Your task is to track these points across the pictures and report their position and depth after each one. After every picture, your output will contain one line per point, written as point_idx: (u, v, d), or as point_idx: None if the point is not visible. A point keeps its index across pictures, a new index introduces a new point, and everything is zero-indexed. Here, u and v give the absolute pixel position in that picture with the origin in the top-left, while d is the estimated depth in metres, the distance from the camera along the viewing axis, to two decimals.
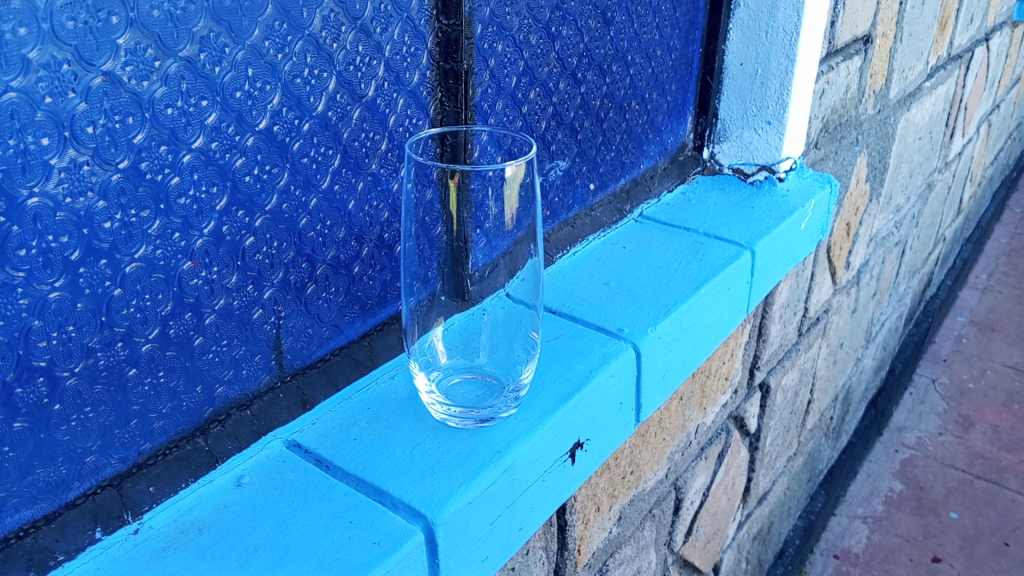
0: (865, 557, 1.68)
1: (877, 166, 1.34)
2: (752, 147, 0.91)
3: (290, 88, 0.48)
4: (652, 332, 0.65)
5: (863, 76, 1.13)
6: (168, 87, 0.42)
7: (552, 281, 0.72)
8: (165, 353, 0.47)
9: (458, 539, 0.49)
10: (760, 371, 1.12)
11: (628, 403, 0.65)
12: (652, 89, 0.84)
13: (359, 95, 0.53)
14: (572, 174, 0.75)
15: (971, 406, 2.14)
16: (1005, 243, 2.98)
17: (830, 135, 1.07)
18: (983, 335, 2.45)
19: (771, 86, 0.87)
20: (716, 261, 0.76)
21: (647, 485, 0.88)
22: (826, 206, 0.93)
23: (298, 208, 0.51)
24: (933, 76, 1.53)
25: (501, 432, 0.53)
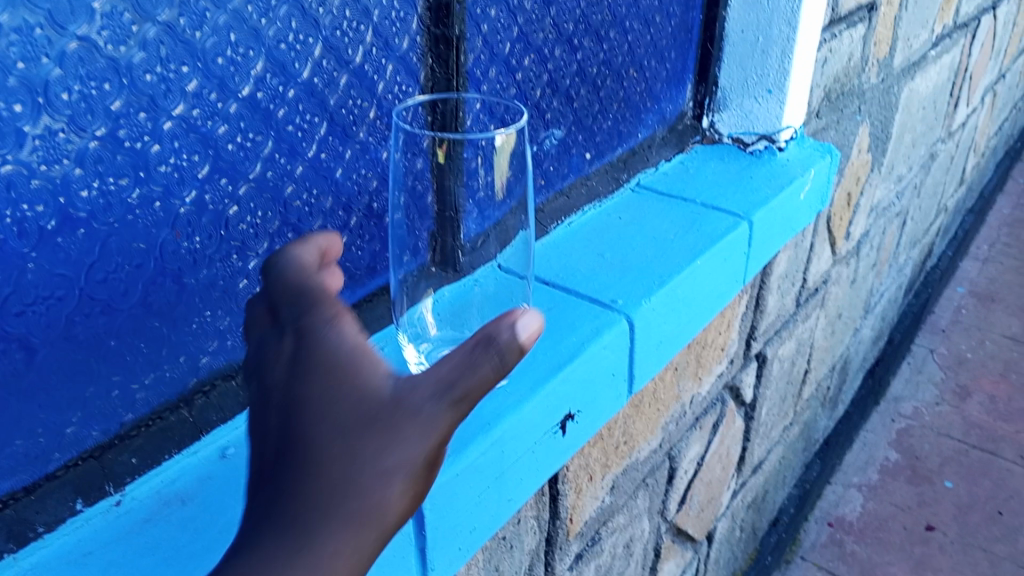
0: (859, 525, 1.69)
1: (879, 135, 1.33)
2: (752, 116, 0.89)
3: (274, 54, 0.47)
4: (646, 304, 0.64)
5: (867, 44, 1.11)
6: (146, 52, 0.41)
7: (545, 251, 0.71)
8: (147, 324, 0.46)
9: (445, 510, 0.49)
10: (756, 341, 1.12)
11: (620, 374, 0.64)
12: (651, 56, 0.82)
13: (347, 61, 0.51)
14: (568, 143, 0.74)
15: (968, 376, 2.13)
16: (1007, 212, 2.96)
17: (832, 105, 1.06)
18: (984, 305, 2.44)
19: (772, 54, 0.86)
20: (713, 231, 0.75)
21: (640, 455, 0.88)
22: (826, 177, 0.92)
23: (283, 177, 0.50)
24: (938, 45, 1.51)
25: (490, 404, 0.53)
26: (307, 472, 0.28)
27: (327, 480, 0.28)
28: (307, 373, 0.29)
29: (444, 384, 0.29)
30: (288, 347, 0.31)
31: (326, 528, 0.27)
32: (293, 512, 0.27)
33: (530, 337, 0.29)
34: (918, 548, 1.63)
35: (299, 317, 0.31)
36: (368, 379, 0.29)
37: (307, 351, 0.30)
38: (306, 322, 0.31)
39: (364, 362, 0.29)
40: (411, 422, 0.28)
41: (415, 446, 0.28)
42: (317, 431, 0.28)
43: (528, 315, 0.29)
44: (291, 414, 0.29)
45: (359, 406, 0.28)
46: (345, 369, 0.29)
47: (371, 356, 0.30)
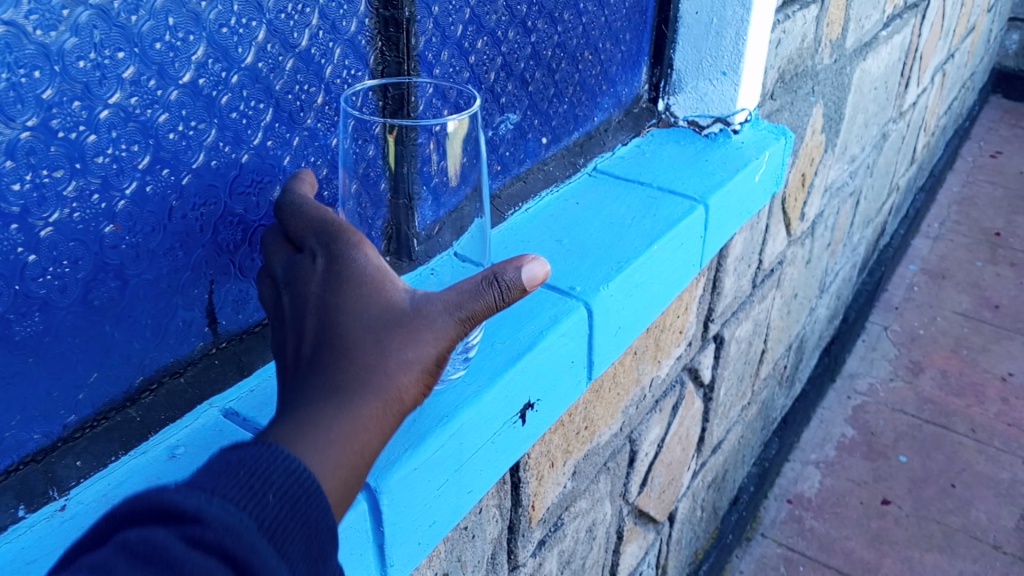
0: (818, 501, 1.71)
1: (833, 116, 1.33)
2: (707, 99, 0.89)
3: (215, 38, 0.45)
4: (604, 290, 0.63)
5: (820, 24, 1.11)
6: (79, 38, 0.39)
7: (502, 238, 0.70)
8: (88, 322, 0.44)
9: (405, 504, 0.48)
10: (714, 323, 1.12)
11: (579, 362, 0.63)
12: (606, 38, 0.81)
13: (292, 45, 0.50)
14: (523, 127, 0.73)
15: (921, 352, 2.17)
16: (956, 190, 3.01)
17: (786, 86, 1.06)
18: (935, 282, 2.48)
19: (726, 36, 0.85)
20: (670, 215, 0.74)
21: (601, 440, 0.87)
22: (781, 159, 0.92)
23: (228, 165, 0.49)
24: (889, 25, 1.52)
25: (448, 396, 0.52)
26: (342, 357, 0.38)
27: (360, 362, 0.38)
28: (337, 285, 0.39)
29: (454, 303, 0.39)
30: (317, 264, 0.41)
31: (359, 394, 0.37)
32: (337, 382, 0.38)
33: (535, 280, 0.38)
34: (875, 522, 1.65)
35: (326, 243, 0.41)
36: (390, 293, 0.39)
37: (338, 269, 0.40)
38: (336, 248, 0.41)
39: (385, 282, 0.40)
40: (425, 326, 0.38)
41: (427, 345, 0.38)
42: (347, 326, 0.38)
43: (535, 260, 0.38)
44: (326, 315, 0.39)
45: (384, 311, 0.39)
46: (369, 283, 0.39)
47: (389, 278, 0.40)
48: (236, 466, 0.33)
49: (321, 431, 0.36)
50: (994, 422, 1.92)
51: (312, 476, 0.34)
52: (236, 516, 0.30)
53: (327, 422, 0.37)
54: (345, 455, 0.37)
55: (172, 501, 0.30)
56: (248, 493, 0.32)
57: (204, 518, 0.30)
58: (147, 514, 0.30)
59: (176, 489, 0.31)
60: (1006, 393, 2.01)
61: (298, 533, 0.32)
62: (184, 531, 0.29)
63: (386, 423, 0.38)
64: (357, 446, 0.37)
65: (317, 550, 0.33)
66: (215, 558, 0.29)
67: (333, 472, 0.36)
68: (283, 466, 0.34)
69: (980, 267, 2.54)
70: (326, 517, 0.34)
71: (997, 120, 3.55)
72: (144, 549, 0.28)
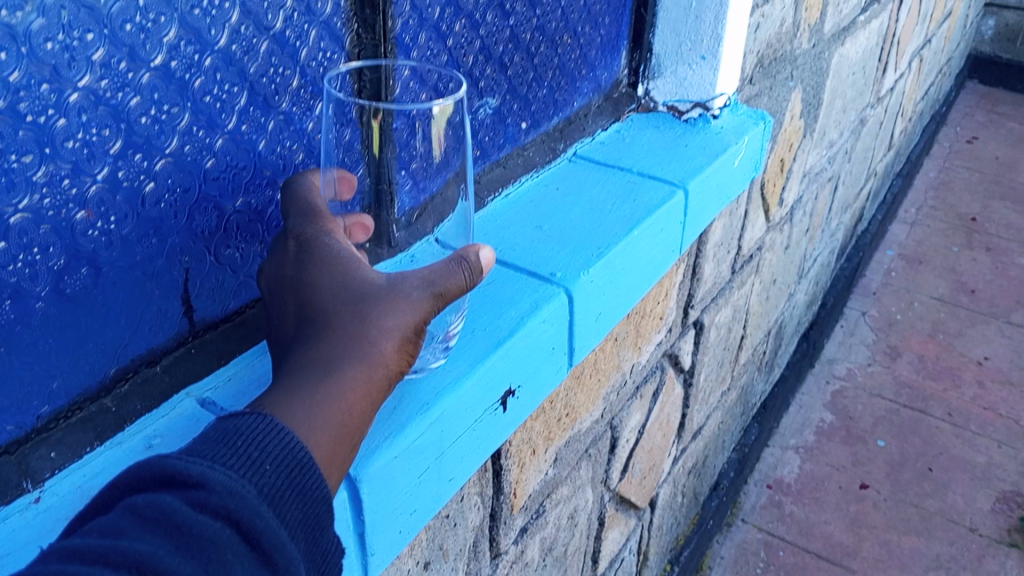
0: (797, 486, 1.72)
1: (811, 102, 1.33)
2: (687, 83, 0.89)
3: (187, 20, 0.44)
4: (584, 275, 0.63)
5: (798, 9, 1.11)
6: (46, 19, 0.38)
7: (482, 225, 0.69)
8: (58, 309, 0.44)
9: (385, 493, 0.47)
10: (694, 309, 1.12)
11: (561, 348, 0.63)
12: (585, 22, 0.81)
13: (266, 27, 0.49)
14: (502, 112, 0.72)
15: (899, 337, 2.18)
16: (933, 176, 3.03)
17: (764, 71, 1.06)
18: (912, 267, 2.49)
19: (704, 20, 0.85)
20: (650, 201, 0.74)
21: (583, 426, 0.87)
22: (759, 144, 0.92)
23: (202, 150, 0.48)
24: (867, 10, 1.52)
25: (429, 383, 0.52)
26: (323, 327, 0.40)
27: (341, 331, 0.40)
28: (311, 268, 0.42)
29: (428, 281, 0.42)
30: (295, 250, 0.44)
31: (342, 360, 0.39)
32: (320, 349, 0.40)
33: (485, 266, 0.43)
34: (854, 506, 1.67)
35: (301, 231, 0.44)
36: (366, 271, 0.42)
37: (314, 252, 0.43)
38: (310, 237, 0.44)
39: (358, 263, 0.42)
40: (402, 297, 0.41)
41: (405, 314, 0.40)
42: (325, 300, 0.41)
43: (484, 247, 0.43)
44: (304, 294, 0.41)
45: (360, 287, 0.41)
46: (345, 263, 0.42)
47: (361, 262, 0.43)
48: (231, 437, 0.35)
49: (307, 393, 0.38)
50: (970, 405, 1.94)
51: (305, 445, 0.37)
52: (237, 482, 0.33)
53: (313, 386, 0.38)
54: (330, 419, 0.38)
55: (174, 469, 0.32)
56: (246, 462, 0.34)
57: (207, 484, 0.32)
58: (152, 482, 0.32)
59: (177, 457, 0.33)
60: (982, 377, 2.03)
61: (295, 500, 0.35)
62: (189, 495, 0.31)
63: (372, 392, 0.40)
64: (342, 413, 0.39)
65: (313, 515, 0.36)
66: (220, 520, 0.31)
67: (319, 436, 0.38)
68: (278, 437, 0.36)
69: (956, 252, 2.56)
70: (320, 489, 0.37)
71: (972, 106, 3.58)
72: (151, 512, 0.30)
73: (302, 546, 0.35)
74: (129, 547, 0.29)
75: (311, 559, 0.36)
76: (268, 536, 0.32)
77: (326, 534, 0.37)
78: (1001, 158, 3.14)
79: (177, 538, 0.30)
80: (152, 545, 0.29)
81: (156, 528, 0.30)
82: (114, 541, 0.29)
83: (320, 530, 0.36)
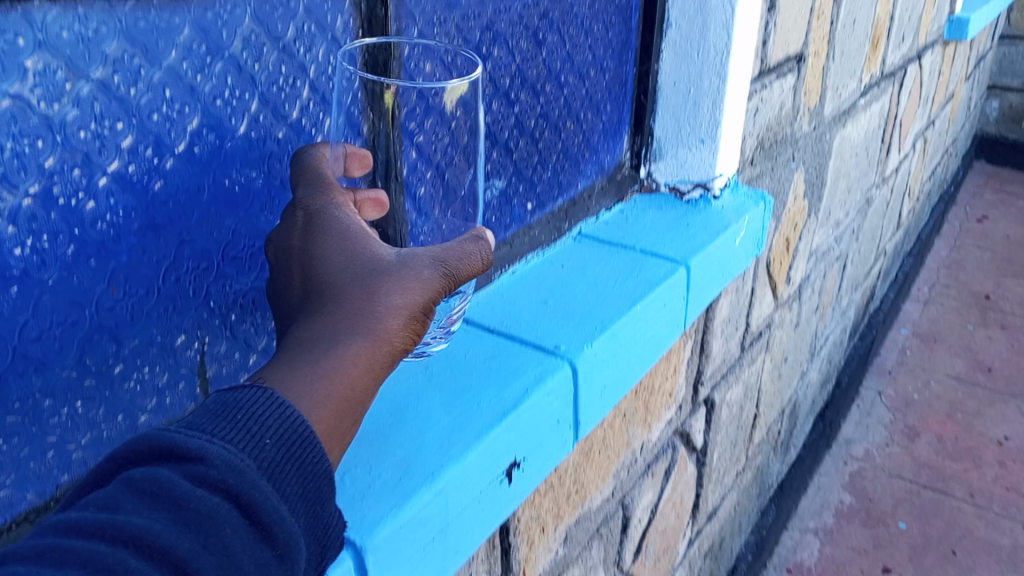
0: (817, 570, 1.70)
1: (814, 182, 1.37)
2: (687, 165, 0.92)
3: (210, 110, 0.47)
4: (588, 348, 0.65)
5: (797, 94, 1.15)
6: (80, 110, 0.41)
7: (488, 300, 0.72)
8: (81, 383, 0.46)
9: (389, 563, 0.48)
10: (703, 386, 1.13)
11: (565, 421, 0.65)
12: (587, 108, 0.84)
13: (283, 115, 0.52)
14: (508, 193, 0.75)
15: (916, 416, 2.17)
16: (944, 255, 3.04)
17: (765, 153, 1.09)
18: (927, 346, 2.49)
19: (703, 105, 0.88)
20: (652, 276, 0.76)
21: (593, 504, 0.88)
22: (760, 223, 0.94)
23: (220, 231, 0.50)
24: (867, 94, 1.57)
25: (434, 455, 0.53)
26: (331, 297, 0.42)
27: (349, 304, 0.41)
28: (319, 241, 0.44)
29: (435, 263, 0.44)
30: (304, 221, 0.46)
31: (347, 333, 0.41)
32: (327, 315, 0.41)
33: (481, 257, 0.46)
34: None
35: (310, 202, 0.46)
36: (374, 249, 0.44)
37: (323, 226, 0.45)
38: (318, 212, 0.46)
39: (365, 240, 0.45)
40: (411, 276, 0.43)
41: (412, 293, 0.42)
42: (333, 274, 0.43)
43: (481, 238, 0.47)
44: (314, 266, 0.43)
45: (368, 262, 0.43)
46: (354, 240, 0.44)
47: (368, 239, 0.45)
48: (232, 411, 0.36)
49: (311, 364, 0.39)
50: (992, 486, 1.92)
51: (306, 419, 0.38)
52: (236, 457, 0.33)
53: (317, 357, 0.40)
54: (334, 389, 0.39)
55: (173, 442, 0.33)
56: (244, 436, 0.35)
57: (206, 458, 0.33)
58: (150, 456, 0.33)
59: (175, 433, 0.34)
60: (1003, 457, 2.01)
61: (295, 474, 0.35)
62: (187, 469, 0.32)
63: (376, 365, 0.41)
64: (346, 380, 0.40)
65: (316, 487, 0.37)
66: (218, 494, 0.32)
67: (321, 406, 0.39)
68: (278, 411, 0.37)
69: (971, 331, 2.56)
70: (320, 463, 0.37)
71: (981, 185, 3.61)
72: (145, 486, 0.31)
73: (304, 520, 0.36)
74: (127, 521, 0.30)
75: (312, 531, 0.36)
76: (267, 512, 0.33)
77: (327, 507, 0.37)
78: (1012, 236, 3.16)
79: (176, 513, 0.31)
80: (149, 521, 0.30)
81: (154, 503, 0.31)
82: (111, 516, 0.30)
83: (321, 503, 0.37)
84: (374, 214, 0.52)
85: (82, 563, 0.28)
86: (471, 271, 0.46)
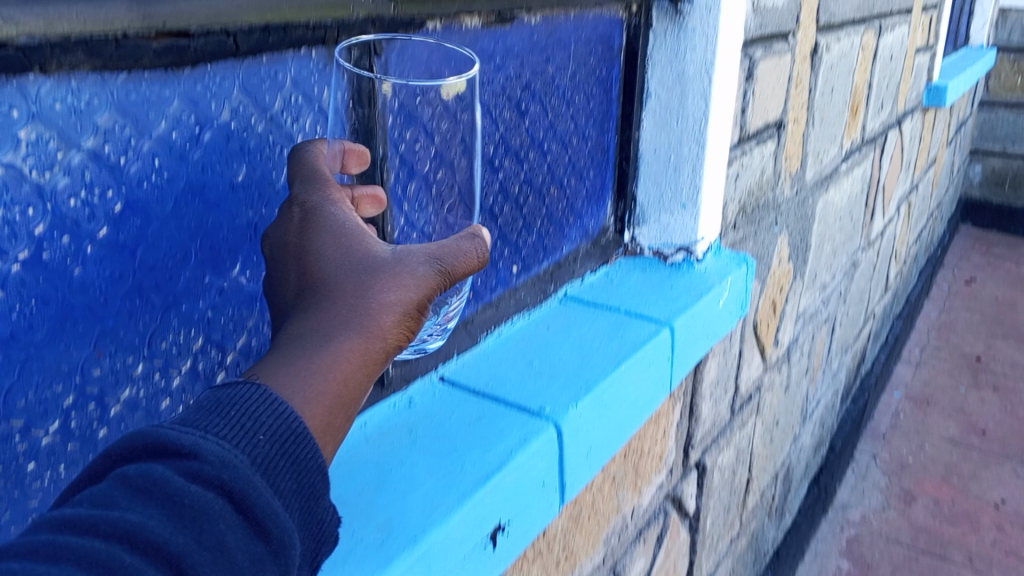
0: None
1: (799, 245, 1.39)
2: (670, 230, 0.93)
3: (198, 178, 0.49)
4: (572, 409, 0.66)
5: (778, 160, 1.17)
6: (70, 179, 0.42)
7: (473, 363, 0.72)
8: (65, 447, 0.46)
9: None
10: (694, 450, 1.14)
11: (551, 483, 0.65)
12: (571, 175, 0.86)
13: (270, 182, 0.54)
14: (494, 257, 0.76)
15: (912, 480, 2.16)
16: (934, 317, 3.06)
17: (748, 217, 1.11)
18: (920, 409, 2.49)
19: (683, 172, 0.90)
20: (636, 338, 0.77)
21: (585, 570, 0.87)
22: (743, 285, 0.96)
23: (205, 295, 0.52)
24: (848, 159, 1.60)
25: (417, 518, 0.53)
26: (327, 290, 0.41)
27: (344, 298, 0.40)
28: (315, 236, 0.43)
29: (433, 258, 0.43)
30: (300, 216, 0.45)
31: (341, 329, 0.40)
32: (321, 309, 0.40)
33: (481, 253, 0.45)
34: None
35: (306, 198, 0.46)
36: (370, 243, 0.43)
37: (319, 221, 0.44)
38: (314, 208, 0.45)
39: (363, 235, 0.44)
40: (408, 272, 0.41)
41: (409, 288, 0.41)
42: (329, 268, 0.42)
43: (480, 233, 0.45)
44: (310, 260, 0.43)
45: (365, 257, 0.42)
46: (349, 235, 0.43)
47: (365, 233, 0.44)
48: (226, 407, 0.35)
49: (304, 360, 0.38)
50: (991, 550, 1.91)
51: (300, 414, 0.37)
52: (230, 454, 0.33)
53: (311, 353, 0.39)
54: (328, 384, 0.38)
55: (166, 438, 0.32)
56: (236, 433, 0.34)
57: (200, 455, 0.32)
58: (145, 452, 0.32)
59: (171, 428, 0.33)
60: (1001, 520, 2.00)
61: (287, 470, 0.35)
62: (180, 465, 0.31)
63: (370, 362, 0.40)
64: (340, 376, 0.39)
65: (307, 485, 0.36)
66: (211, 490, 0.31)
67: (314, 404, 0.38)
68: (272, 409, 0.36)
69: (963, 392, 2.57)
70: (312, 461, 0.36)
71: (968, 248, 3.65)
72: (140, 481, 0.30)
73: (297, 514, 0.35)
74: (121, 517, 0.29)
75: (305, 527, 0.36)
76: (264, 506, 0.32)
77: (321, 503, 0.37)
78: (1001, 298, 3.19)
79: (170, 508, 0.30)
80: (144, 516, 0.29)
81: (148, 499, 0.30)
82: (105, 512, 0.29)
83: (317, 499, 0.36)
84: (371, 211, 0.52)
85: (76, 560, 0.27)
86: (468, 268, 0.44)
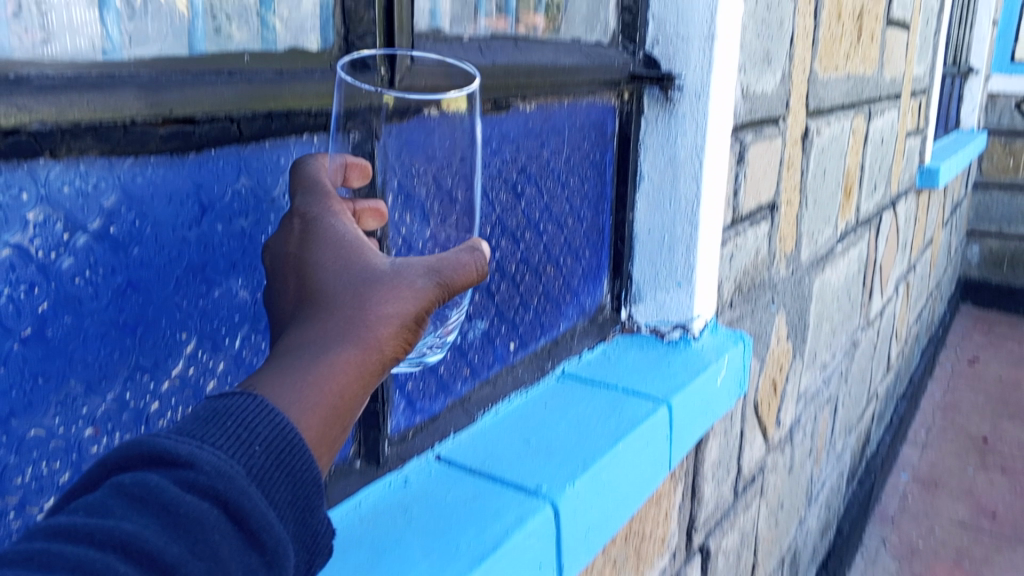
0: None
1: (797, 325, 1.39)
2: (666, 308, 0.94)
3: (198, 259, 0.50)
4: (568, 488, 0.66)
5: (772, 240, 1.19)
6: (75, 260, 0.44)
7: (470, 443, 0.73)
8: None
9: None
10: (698, 533, 1.13)
11: (548, 564, 0.64)
12: (567, 255, 0.87)
13: None
14: (490, 334, 0.77)
15: (923, 564, 2.13)
16: (939, 398, 3.05)
17: (744, 296, 1.12)
18: (928, 491, 2.46)
19: (677, 250, 0.92)
20: (634, 416, 0.77)
21: None
22: (740, 364, 0.96)
23: (204, 373, 0.52)
24: (844, 240, 1.62)
25: None
26: (324, 302, 0.40)
27: (341, 310, 0.40)
28: (313, 248, 0.43)
29: (432, 269, 0.42)
30: (300, 229, 0.44)
31: (339, 340, 0.39)
32: (318, 320, 0.40)
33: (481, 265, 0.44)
34: None
35: (307, 212, 0.45)
36: (370, 255, 0.42)
37: (318, 233, 0.43)
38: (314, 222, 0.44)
39: (362, 246, 0.43)
40: (406, 283, 0.41)
41: (407, 300, 0.40)
42: (327, 280, 0.41)
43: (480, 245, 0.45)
44: (308, 272, 0.42)
45: (364, 267, 0.41)
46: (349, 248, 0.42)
47: (364, 244, 0.43)
48: (221, 416, 0.34)
49: (301, 370, 0.38)
50: None
51: (296, 426, 0.36)
52: (226, 464, 0.32)
53: (306, 364, 0.38)
54: (325, 394, 0.38)
55: (164, 448, 0.32)
56: (234, 442, 0.33)
57: (196, 464, 0.32)
58: (140, 461, 0.32)
59: (167, 438, 0.33)
60: None
61: (284, 482, 0.34)
62: (176, 474, 0.31)
63: (367, 373, 0.40)
64: (336, 387, 0.38)
65: (302, 497, 0.35)
66: (207, 500, 0.31)
67: (311, 414, 0.37)
68: (267, 419, 0.35)
69: (971, 474, 2.54)
70: (309, 471, 0.36)
71: (969, 327, 3.65)
72: (138, 491, 0.31)
73: (292, 527, 0.35)
74: (116, 526, 0.29)
75: (301, 539, 0.35)
76: (257, 519, 0.32)
77: (315, 513, 0.36)
78: (1005, 378, 3.18)
79: (164, 518, 0.30)
80: (139, 526, 0.30)
81: (143, 508, 0.30)
82: (102, 520, 0.30)
83: (311, 511, 0.36)
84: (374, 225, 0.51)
85: (71, 567, 0.28)
86: (468, 281, 0.43)
